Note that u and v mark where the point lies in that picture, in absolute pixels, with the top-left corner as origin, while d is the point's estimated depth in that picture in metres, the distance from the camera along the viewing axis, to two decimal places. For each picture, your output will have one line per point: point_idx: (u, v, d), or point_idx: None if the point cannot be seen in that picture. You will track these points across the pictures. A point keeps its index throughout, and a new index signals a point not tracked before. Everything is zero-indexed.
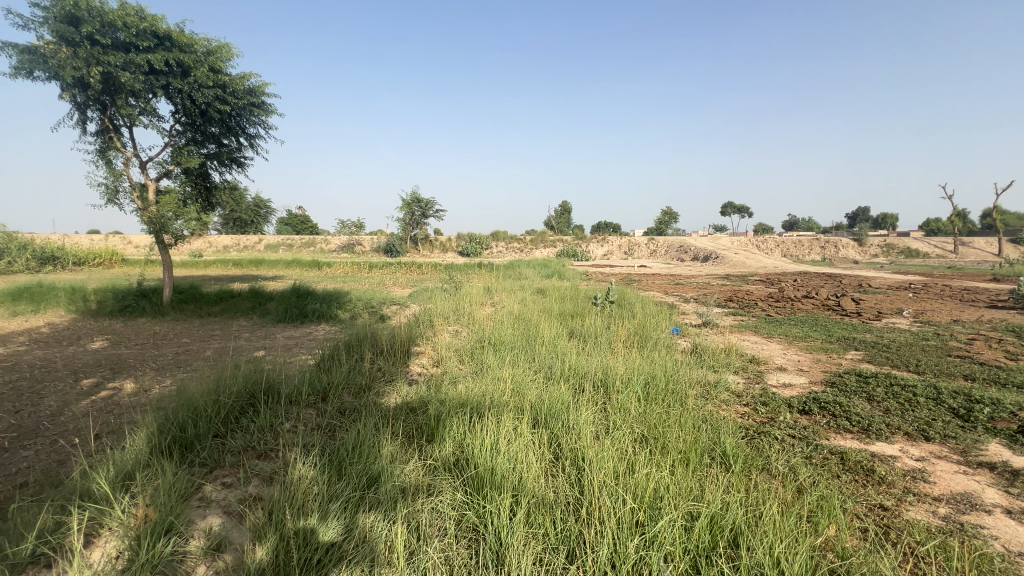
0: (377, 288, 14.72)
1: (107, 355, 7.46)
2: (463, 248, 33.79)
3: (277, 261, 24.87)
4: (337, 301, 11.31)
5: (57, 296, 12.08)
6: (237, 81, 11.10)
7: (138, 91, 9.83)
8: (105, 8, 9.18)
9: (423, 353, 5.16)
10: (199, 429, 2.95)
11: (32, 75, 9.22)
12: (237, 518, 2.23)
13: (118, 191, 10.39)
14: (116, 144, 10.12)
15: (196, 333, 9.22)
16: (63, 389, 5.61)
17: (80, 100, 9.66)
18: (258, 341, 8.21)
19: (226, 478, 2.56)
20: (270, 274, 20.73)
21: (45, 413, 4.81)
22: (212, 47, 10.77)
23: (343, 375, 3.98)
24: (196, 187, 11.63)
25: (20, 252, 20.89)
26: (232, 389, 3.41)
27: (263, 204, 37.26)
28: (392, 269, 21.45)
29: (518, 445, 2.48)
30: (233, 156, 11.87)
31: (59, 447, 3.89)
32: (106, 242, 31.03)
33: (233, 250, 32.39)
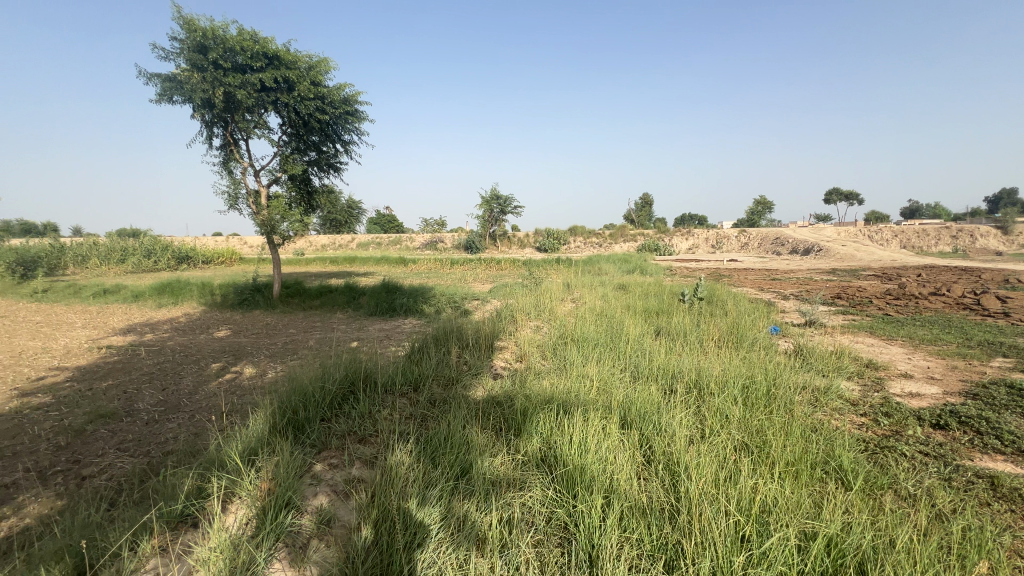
0: (459, 284, 15.22)
1: (230, 343, 8.50)
2: (540, 243, 33.94)
3: (367, 258, 26.73)
4: (423, 296, 11.85)
5: (191, 290, 13.99)
6: (335, 92, 11.99)
7: (253, 107, 10.98)
8: (227, 35, 10.40)
9: (506, 348, 5.24)
10: (309, 413, 3.24)
11: (171, 100, 10.69)
12: (344, 497, 2.42)
13: (237, 197, 11.75)
14: (235, 155, 11.43)
15: (301, 325, 10.18)
16: (198, 371, 6.49)
17: (209, 118, 11.03)
18: (353, 333, 8.84)
19: (333, 460, 2.78)
20: (363, 270, 22.36)
21: (184, 391, 5.61)
22: (313, 62, 11.74)
23: (433, 367, 4.15)
24: (299, 192, 12.80)
25: (163, 252, 24.55)
26: (335, 377, 3.70)
27: (355, 206, 40.20)
28: (472, 266, 22.07)
29: (608, 445, 2.42)
30: (331, 162, 12.87)
31: (196, 420, 4.53)
32: (227, 242, 35.36)
33: (330, 249, 35.36)
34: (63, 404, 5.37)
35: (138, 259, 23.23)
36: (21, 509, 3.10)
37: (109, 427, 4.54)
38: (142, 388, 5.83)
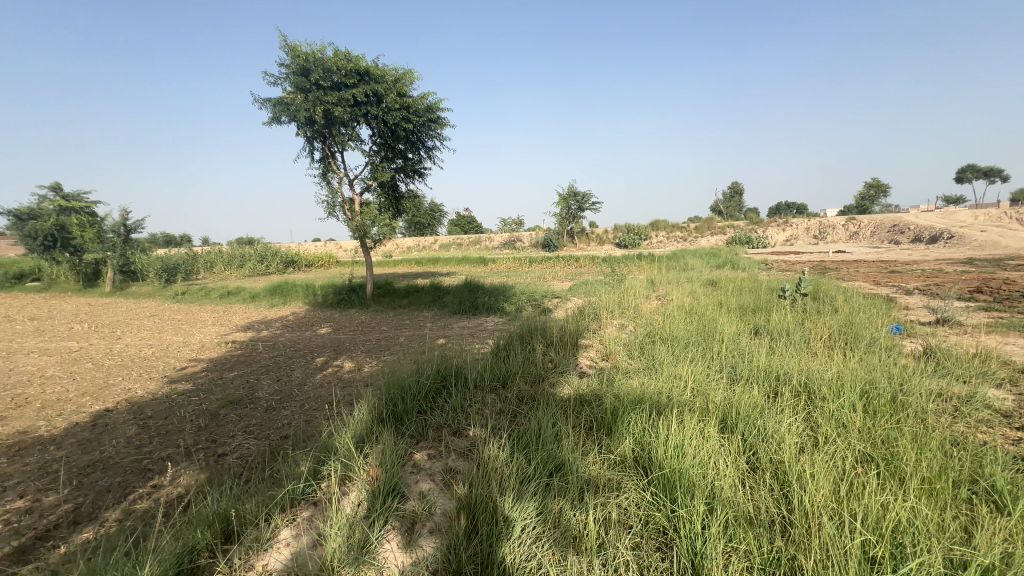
0: (539, 282, 15.31)
1: (332, 339, 9.29)
2: (620, 239, 33.08)
3: (450, 258, 27.81)
4: (504, 294, 12.09)
5: (297, 291, 15.52)
6: (419, 101, 12.59)
7: (347, 121, 11.88)
8: (325, 58, 11.36)
9: (591, 347, 5.17)
10: (407, 405, 3.44)
11: (280, 121, 11.92)
12: (442, 486, 2.54)
13: (335, 205, 12.80)
14: (333, 167, 12.46)
15: (392, 322, 10.85)
16: (306, 365, 7.19)
17: (310, 135, 12.13)
18: (440, 330, 9.27)
19: (431, 450, 2.93)
20: (446, 270, 23.32)
21: (295, 382, 6.25)
22: (398, 75, 12.43)
23: (519, 363, 4.21)
24: (388, 198, 13.63)
25: (274, 257, 27.49)
26: (428, 372, 3.89)
27: (437, 209, 42.03)
28: (551, 263, 22.05)
29: (708, 450, 2.30)
30: (416, 168, 13.55)
31: (306, 409, 5.03)
32: (325, 247, 38.65)
33: (415, 250, 37.35)
34: (201, 391, 6.23)
35: (254, 264, 26.21)
36: (175, 479, 3.66)
37: (237, 412, 5.20)
38: (261, 379, 6.58)
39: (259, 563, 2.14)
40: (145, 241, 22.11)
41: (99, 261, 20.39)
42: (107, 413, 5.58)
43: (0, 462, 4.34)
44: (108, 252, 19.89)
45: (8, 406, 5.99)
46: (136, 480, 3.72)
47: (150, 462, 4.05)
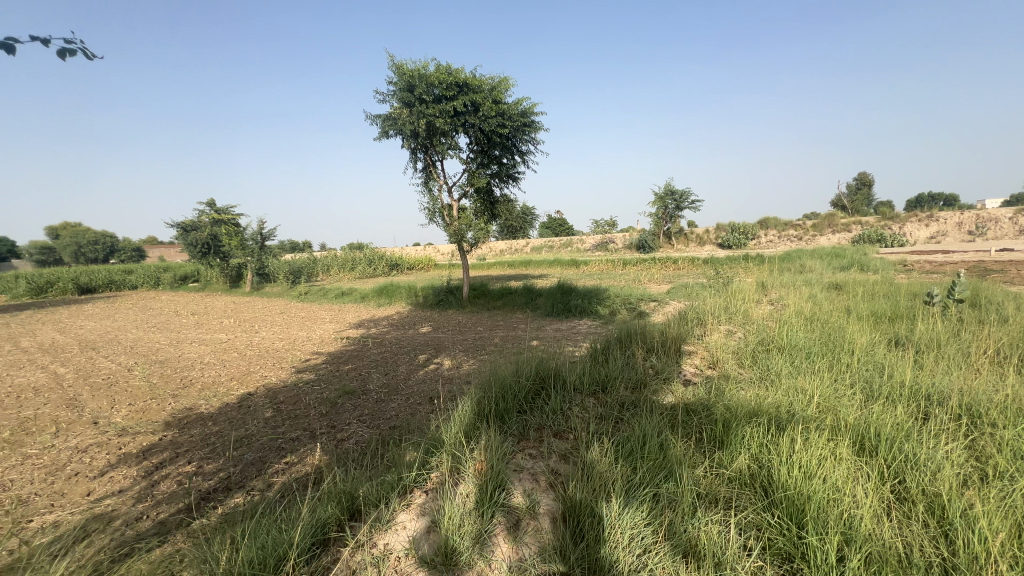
0: (634, 285, 14.81)
1: (433, 338, 9.86)
2: (723, 239, 30.88)
3: (542, 260, 28.03)
4: (597, 297, 11.89)
5: (401, 292, 16.69)
6: (513, 107, 12.87)
7: (447, 131, 12.54)
8: (428, 73, 12.11)
9: (696, 353, 4.88)
10: (508, 404, 3.54)
11: (388, 135, 12.94)
12: (545, 487, 2.58)
13: (435, 211, 13.57)
14: (434, 176, 13.24)
15: (487, 323, 11.20)
16: (410, 361, 7.70)
17: (414, 147, 13.01)
18: (533, 332, 9.36)
19: (532, 450, 2.98)
20: (538, 273, 23.53)
21: (401, 377, 6.73)
22: (494, 83, 12.83)
23: (619, 367, 4.11)
24: (483, 203, 14.11)
25: (381, 261, 29.89)
26: (527, 372, 3.95)
27: (529, 213, 42.72)
28: (646, 266, 21.22)
29: (842, 474, 2.07)
30: (510, 172, 13.85)
31: (410, 403, 5.39)
32: (426, 250, 41.22)
33: (508, 253, 38.26)
34: (323, 380, 6.98)
35: (363, 267, 28.69)
36: (303, 458, 4.13)
37: (351, 401, 5.73)
38: (372, 373, 7.19)
39: (381, 542, 2.33)
40: (277, 247, 25.31)
41: (242, 265, 23.77)
42: (249, 396, 6.46)
43: (174, 432, 5.25)
44: (249, 257, 23.09)
45: (178, 386, 7.22)
46: (272, 456, 4.27)
47: (283, 442, 4.61)
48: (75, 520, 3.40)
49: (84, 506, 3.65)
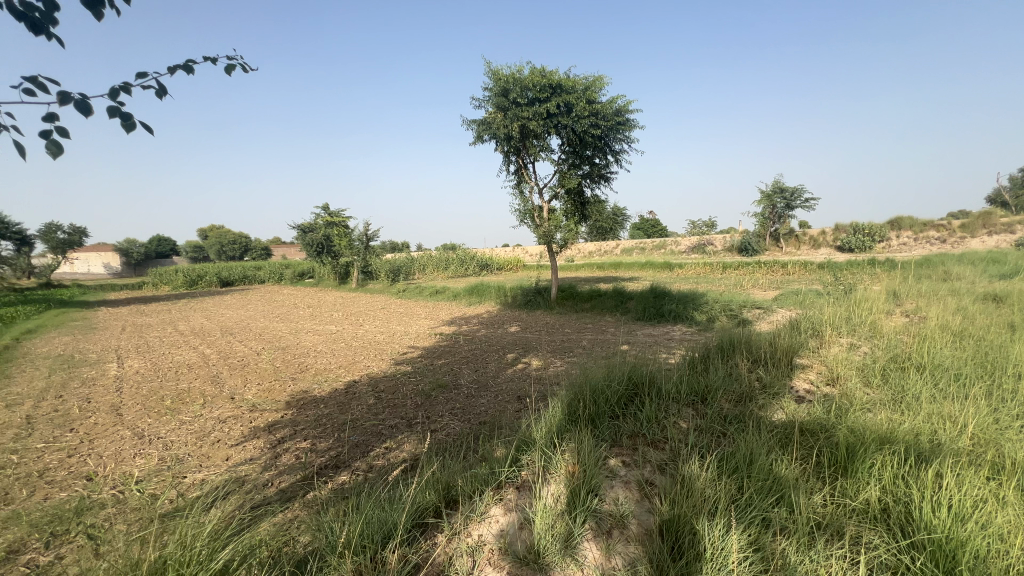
0: (735, 290, 13.75)
1: (521, 337, 10.00)
2: (843, 241, 27.50)
3: (633, 263, 27.11)
4: (693, 301, 11.22)
5: (491, 291, 17.14)
6: (607, 105, 12.63)
7: (539, 133, 12.66)
8: (522, 77, 12.34)
9: (811, 367, 4.40)
10: (599, 408, 3.47)
11: (483, 140, 13.40)
12: (639, 497, 2.51)
13: (526, 212, 13.77)
14: (526, 177, 13.45)
15: (575, 325, 11.10)
16: (498, 359, 7.89)
17: (507, 150, 13.32)
18: (623, 336, 9.09)
19: (625, 457, 2.90)
20: (629, 275, 22.82)
21: (490, 375, 6.91)
22: (589, 82, 12.69)
23: (720, 378, 3.84)
24: (574, 203, 14.02)
25: (472, 261, 31.03)
26: (620, 377, 3.84)
27: (619, 213, 41.68)
28: (749, 270, 19.58)
29: (1007, 524, 1.77)
30: (602, 172, 13.59)
31: (498, 400, 5.51)
32: (516, 251, 41.99)
33: (597, 255, 37.67)
34: (419, 373, 7.41)
35: (456, 267, 29.96)
36: (400, 445, 4.41)
37: (444, 395, 6.02)
38: (463, 368, 7.48)
39: (475, 532, 2.42)
40: (380, 247, 27.37)
41: (350, 263, 26.05)
42: (355, 383, 7.07)
43: (293, 411, 5.91)
44: (356, 256, 25.27)
45: (296, 370, 8.11)
46: (374, 441, 4.62)
47: (384, 428, 4.97)
48: (218, 480, 3.97)
49: (224, 469, 4.25)
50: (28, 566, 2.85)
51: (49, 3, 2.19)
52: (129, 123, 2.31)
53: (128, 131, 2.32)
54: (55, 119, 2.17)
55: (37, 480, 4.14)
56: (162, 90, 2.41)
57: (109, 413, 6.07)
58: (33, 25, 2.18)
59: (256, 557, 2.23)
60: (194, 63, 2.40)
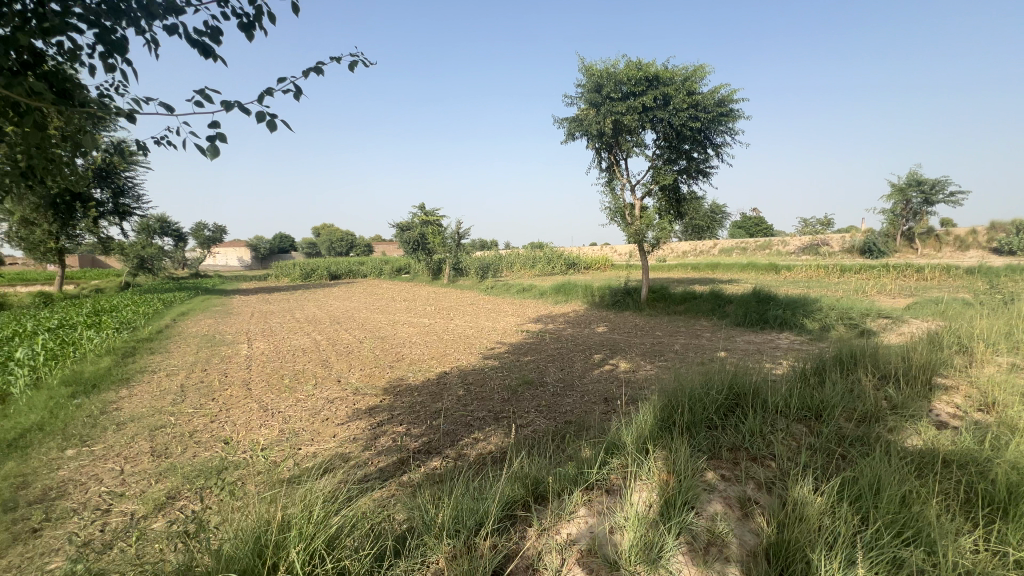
0: (856, 296, 12.22)
1: (608, 338, 9.79)
2: (1001, 242, 23.17)
3: (732, 263, 25.26)
4: (804, 307, 10.15)
5: (577, 290, 16.98)
6: (709, 96, 11.90)
7: (633, 128, 12.27)
8: (618, 71, 12.06)
9: (957, 389, 3.78)
10: (695, 416, 3.29)
11: (575, 137, 13.30)
12: (740, 515, 2.36)
13: (617, 210, 13.45)
14: (618, 174, 13.13)
15: (667, 328, 10.61)
16: (585, 359, 7.80)
17: (600, 146, 13.09)
18: (720, 342, 8.52)
19: (724, 470, 2.72)
20: (727, 277, 21.32)
21: (576, 374, 6.86)
22: (689, 73, 12.06)
23: (839, 394, 3.43)
24: (669, 201, 13.40)
25: (559, 259, 30.96)
26: (719, 386, 3.60)
27: (717, 211, 39.11)
28: (875, 274, 17.27)
29: None
30: (701, 167, 12.82)
31: (584, 401, 5.44)
32: (603, 250, 41.25)
33: (691, 255, 35.73)
34: (505, 368, 7.58)
35: (543, 265, 30.14)
36: (487, 437, 4.54)
37: (530, 391, 6.07)
38: (549, 366, 7.51)
39: (562, 531, 2.41)
40: (470, 245, 28.38)
41: (443, 260, 27.36)
42: (446, 374, 7.41)
43: (390, 397, 6.36)
44: (448, 254, 26.46)
45: (393, 359, 8.70)
46: (462, 431, 4.80)
47: (472, 419, 5.15)
48: (326, 454, 4.39)
49: (331, 445, 4.69)
50: (182, 511, 3.39)
51: (214, 30, 2.57)
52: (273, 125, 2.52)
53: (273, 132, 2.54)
54: (217, 123, 2.50)
55: (187, 440, 4.90)
56: (298, 93, 2.66)
57: (241, 387, 6.98)
58: (203, 49, 2.57)
59: (361, 526, 2.41)
60: (325, 66, 2.61)
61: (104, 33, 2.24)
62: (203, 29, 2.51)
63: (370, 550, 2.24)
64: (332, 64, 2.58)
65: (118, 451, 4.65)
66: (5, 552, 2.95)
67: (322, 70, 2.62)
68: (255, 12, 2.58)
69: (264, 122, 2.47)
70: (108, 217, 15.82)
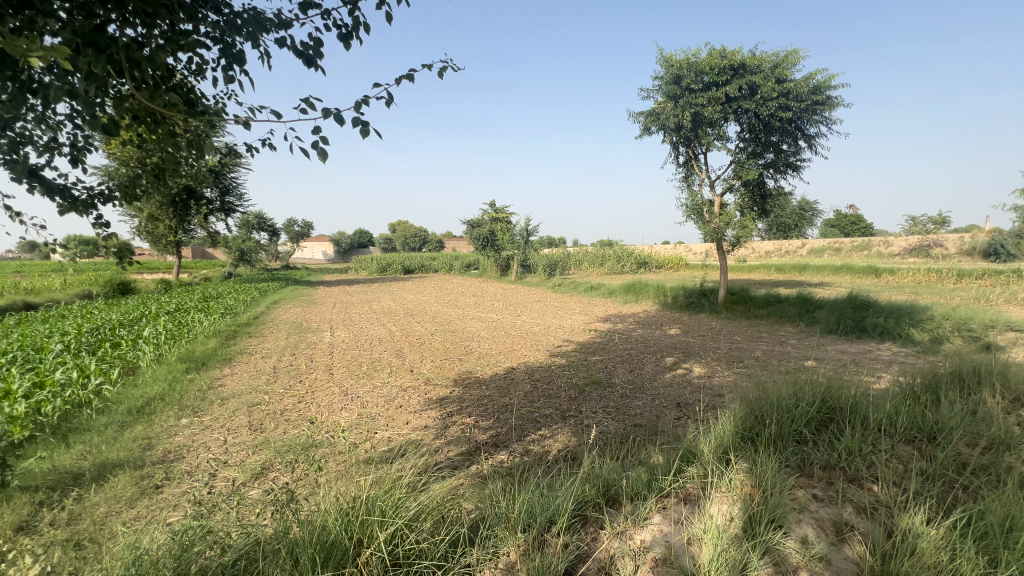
0: (976, 305, 10.74)
1: (681, 341, 9.38)
2: None
3: (822, 265, 23.17)
4: (911, 315, 9.09)
5: (648, 289, 16.44)
6: (803, 83, 10.99)
7: (715, 120, 11.61)
8: (699, 61, 11.48)
9: None
10: (782, 429, 3.06)
11: (650, 131, 12.84)
12: (836, 540, 2.17)
13: (694, 207, 12.83)
14: (696, 170, 12.51)
15: (746, 333, 9.97)
16: (656, 361, 7.55)
17: (676, 140, 12.52)
18: (808, 350, 7.86)
19: (816, 490, 2.51)
20: (816, 280, 19.59)
21: (646, 376, 6.66)
22: (779, 58, 11.22)
23: (959, 415, 3.03)
24: (753, 197, 12.54)
25: (630, 258, 30.15)
26: (811, 397, 3.32)
27: (806, 208, 36.06)
28: (1002, 280, 15.05)
29: None
30: (791, 160, 11.86)
31: (655, 404, 5.27)
32: (677, 249, 39.55)
33: (775, 255, 33.25)
34: (572, 367, 7.52)
35: (612, 263, 29.53)
36: (555, 434, 4.53)
37: (598, 391, 5.97)
38: (618, 367, 7.35)
39: (636, 536, 2.34)
40: (539, 242, 28.43)
41: (511, 256, 27.66)
42: (513, 370, 7.50)
43: (460, 388, 6.56)
44: (517, 251, 26.73)
45: (462, 353, 8.95)
46: (529, 426, 4.83)
47: (539, 416, 5.17)
48: (400, 440, 4.62)
49: (405, 431, 4.93)
50: (275, 481, 3.73)
51: (317, 42, 2.77)
52: (367, 130, 2.59)
53: (366, 137, 2.62)
54: (318, 129, 2.66)
55: (279, 417, 5.37)
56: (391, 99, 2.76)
57: (325, 372, 7.52)
58: (308, 60, 2.78)
59: (437, 510, 2.51)
60: (416, 73, 2.69)
61: (227, 49, 2.49)
62: (308, 41, 2.71)
63: (445, 537, 2.33)
64: (424, 71, 2.65)
65: (223, 422, 5.21)
66: (134, 503, 3.42)
67: (413, 74, 2.69)
68: (353, 23, 2.74)
69: (359, 125, 2.59)
70: (216, 214, 17.73)
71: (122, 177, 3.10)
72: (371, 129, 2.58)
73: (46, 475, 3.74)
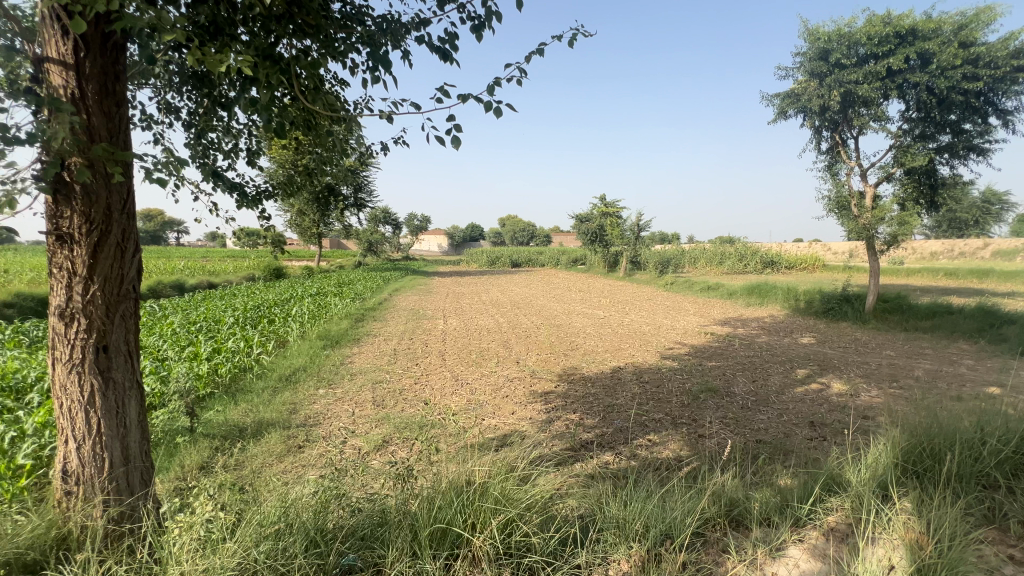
0: None
1: (816, 352, 8.28)
2: None
3: (1014, 272, 18.73)
4: None
5: (775, 292, 14.79)
6: (998, 46, 8.97)
7: (871, 99, 9.97)
8: (854, 31, 9.98)
9: None
10: (959, 467, 2.54)
11: (787, 116, 11.48)
12: None
13: (839, 200, 11.20)
14: (843, 157, 10.90)
15: (903, 348, 8.46)
16: (784, 373, 6.74)
17: (819, 124, 11.02)
18: (992, 375, 6.41)
19: (1012, 550, 2.03)
20: (1005, 290, 15.91)
21: (773, 388, 5.97)
22: (965, 19, 9.29)
23: None
24: (919, 187, 10.54)
25: (754, 257, 27.34)
26: (1004, 434, 2.70)
27: (993, 200, 29.43)
28: None
29: None
30: (976, 142, 9.73)
31: (783, 420, 4.71)
32: (813, 248, 34.93)
33: (945, 258, 27.69)
34: (685, 371, 7.04)
35: (732, 262, 27.08)
36: (665, 441, 4.28)
37: (714, 400, 5.51)
38: (738, 375, 6.71)
39: (768, 568, 2.09)
40: (650, 238, 27.11)
41: (620, 253, 26.79)
42: (620, 370, 7.24)
43: (564, 384, 6.52)
44: (626, 246, 25.81)
45: (567, 348, 8.89)
46: (637, 430, 4.63)
47: (649, 420, 4.92)
48: (506, 429, 4.73)
49: (511, 420, 5.04)
50: (395, 455, 4.06)
51: (453, 35, 2.87)
52: (499, 111, 2.57)
53: (498, 119, 2.61)
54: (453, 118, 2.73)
55: (398, 396, 5.84)
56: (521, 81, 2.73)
57: (438, 357, 8.01)
58: (444, 54, 2.90)
59: (547, 503, 2.50)
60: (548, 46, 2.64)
61: (375, 51, 2.69)
62: (444, 35, 2.83)
63: (555, 534, 2.31)
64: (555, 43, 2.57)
65: (353, 396, 5.83)
66: (283, 459, 3.97)
67: (544, 52, 2.63)
68: (486, 12, 2.78)
69: (491, 107, 2.59)
70: (350, 209, 19.78)
71: (282, 177, 3.60)
72: (503, 111, 2.57)
73: (220, 426, 4.50)
